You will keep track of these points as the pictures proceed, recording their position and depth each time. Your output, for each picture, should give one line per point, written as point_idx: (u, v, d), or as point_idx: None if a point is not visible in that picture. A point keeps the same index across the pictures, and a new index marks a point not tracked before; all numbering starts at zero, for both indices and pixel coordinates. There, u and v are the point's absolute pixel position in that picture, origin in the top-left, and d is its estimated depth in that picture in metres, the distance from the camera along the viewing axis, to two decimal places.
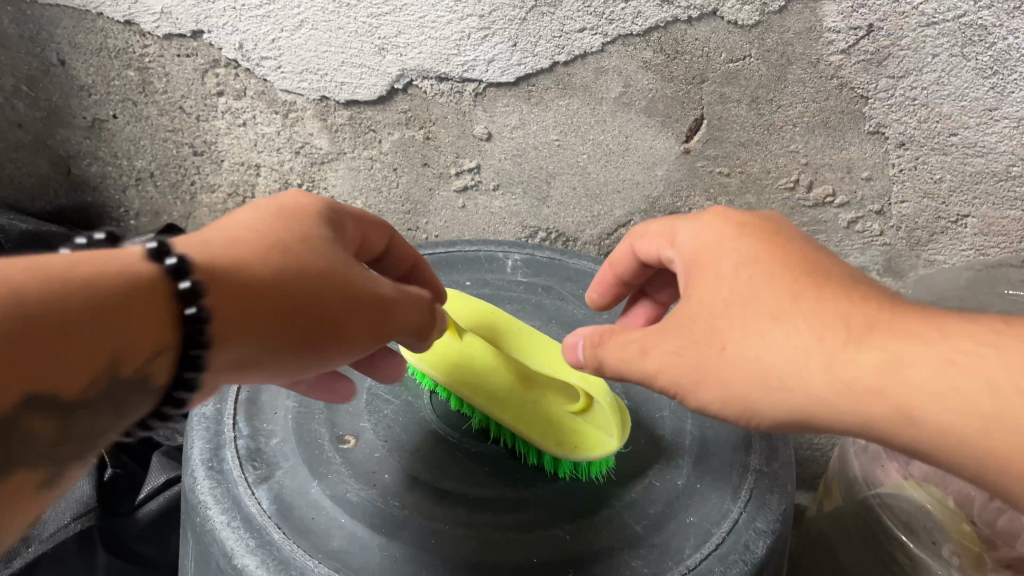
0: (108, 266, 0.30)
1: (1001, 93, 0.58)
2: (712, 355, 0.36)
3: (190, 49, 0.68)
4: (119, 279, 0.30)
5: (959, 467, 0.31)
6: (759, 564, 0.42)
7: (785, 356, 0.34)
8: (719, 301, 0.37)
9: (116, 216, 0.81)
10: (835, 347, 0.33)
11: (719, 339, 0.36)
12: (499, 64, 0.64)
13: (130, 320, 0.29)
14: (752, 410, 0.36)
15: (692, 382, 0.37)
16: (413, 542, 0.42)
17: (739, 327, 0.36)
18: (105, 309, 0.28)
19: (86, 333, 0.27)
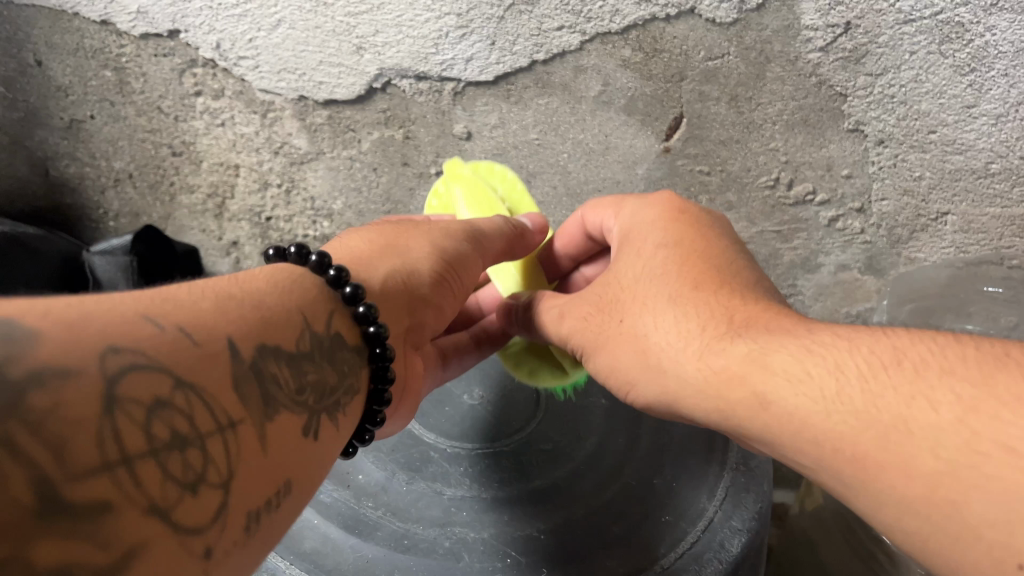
0: (268, 275, 0.35)
1: (978, 90, 0.58)
2: (613, 330, 0.43)
3: (168, 49, 0.67)
4: (273, 280, 0.35)
5: (836, 475, 0.31)
6: (734, 562, 0.43)
7: (672, 341, 0.39)
8: (630, 284, 0.43)
9: (95, 218, 0.80)
10: (712, 340, 0.37)
11: (635, 332, 0.41)
12: (478, 63, 0.64)
13: (298, 302, 0.34)
14: (633, 383, 0.41)
15: (595, 354, 0.44)
16: (387, 543, 0.42)
17: (636, 307, 0.42)
18: (275, 300, 0.33)
19: (274, 317, 0.32)
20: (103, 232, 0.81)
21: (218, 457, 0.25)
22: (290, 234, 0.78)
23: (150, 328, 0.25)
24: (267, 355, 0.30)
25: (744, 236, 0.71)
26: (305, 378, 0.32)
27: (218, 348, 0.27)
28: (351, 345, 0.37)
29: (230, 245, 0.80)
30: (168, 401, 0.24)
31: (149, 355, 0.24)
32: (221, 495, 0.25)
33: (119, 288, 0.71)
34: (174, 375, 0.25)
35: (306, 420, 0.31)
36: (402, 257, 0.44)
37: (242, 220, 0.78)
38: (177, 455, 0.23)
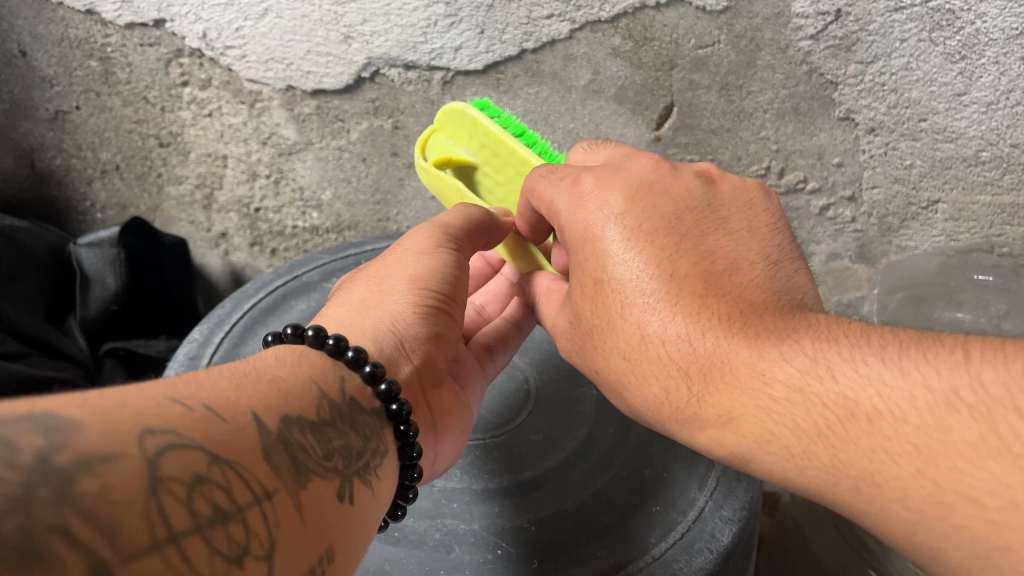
0: (276, 353, 0.35)
1: (969, 78, 0.58)
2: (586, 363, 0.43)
3: (153, 38, 0.66)
4: (282, 355, 0.35)
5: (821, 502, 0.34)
6: (726, 553, 0.42)
7: (636, 384, 0.40)
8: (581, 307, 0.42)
9: (83, 209, 0.80)
10: (672, 386, 0.38)
11: (595, 338, 0.41)
12: (467, 52, 0.63)
13: (310, 374, 0.34)
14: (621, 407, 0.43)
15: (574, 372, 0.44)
16: (377, 535, 0.42)
17: (596, 338, 0.41)
18: (288, 373, 0.33)
19: (292, 391, 0.32)
20: (91, 224, 0.81)
21: (259, 527, 0.24)
22: (280, 225, 0.78)
23: (180, 409, 0.25)
24: (292, 426, 0.29)
25: None
26: (332, 445, 0.31)
27: (245, 423, 0.27)
28: (367, 407, 0.36)
29: (218, 236, 0.80)
30: (205, 478, 0.24)
31: (183, 433, 0.24)
32: (268, 567, 0.24)
33: (107, 281, 0.71)
34: (208, 452, 0.25)
35: (340, 487, 0.30)
36: (379, 309, 0.42)
37: (231, 212, 0.78)
38: (221, 530, 0.23)
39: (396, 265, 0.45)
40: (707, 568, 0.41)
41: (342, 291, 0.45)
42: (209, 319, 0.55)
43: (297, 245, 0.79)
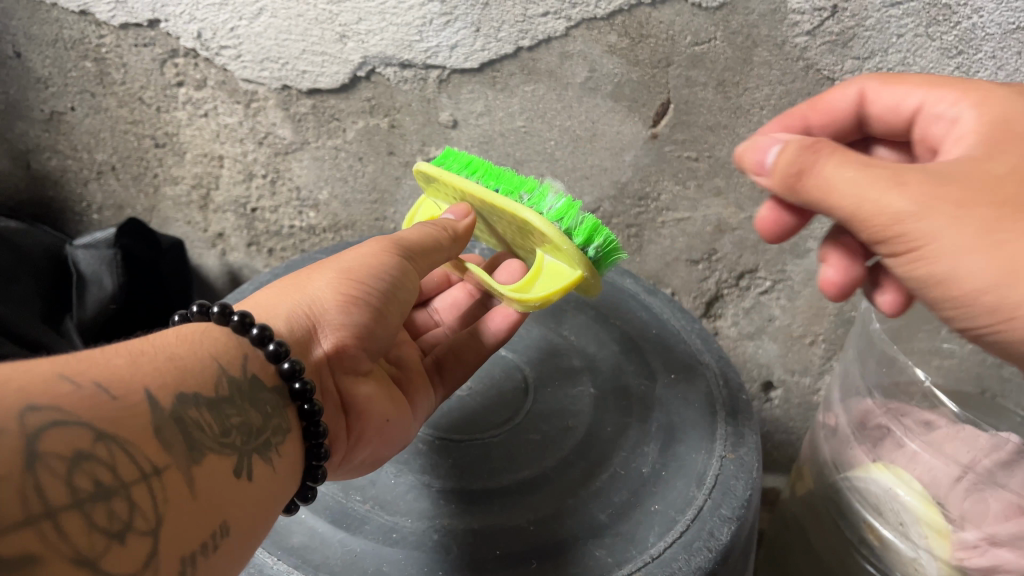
0: (181, 330, 0.36)
1: (966, 73, 0.58)
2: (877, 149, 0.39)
3: (148, 39, 0.66)
4: (187, 332, 0.36)
5: None
6: (724, 551, 0.42)
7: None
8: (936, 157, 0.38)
9: (79, 211, 0.79)
10: None
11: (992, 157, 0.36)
12: (463, 50, 0.63)
13: (214, 351, 0.35)
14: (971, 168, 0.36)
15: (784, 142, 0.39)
16: (375, 537, 0.42)
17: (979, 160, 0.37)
18: (188, 350, 0.34)
19: (191, 367, 0.33)
20: (88, 225, 0.80)
21: (145, 504, 0.26)
22: (276, 225, 0.78)
23: (66, 385, 0.27)
24: (186, 402, 0.31)
25: (733, 222, 0.70)
26: (231, 421, 0.33)
27: (136, 400, 0.29)
28: (272, 387, 0.37)
29: (216, 237, 0.80)
30: (88, 454, 0.25)
31: (67, 411, 0.26)
32: (152, 540, 0.26)
33: (104, 282, 0.72)
34: (93, 430, 0.26)
35: (236, 461, 0.32)
36: (303, 293, 0.43)
37: (227, 212, 0.77)
38: (101, 505, 0.25)
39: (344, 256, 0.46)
40: (705, 567, 0.41)
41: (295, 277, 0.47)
42: None
43: (294, 245, 0.79)
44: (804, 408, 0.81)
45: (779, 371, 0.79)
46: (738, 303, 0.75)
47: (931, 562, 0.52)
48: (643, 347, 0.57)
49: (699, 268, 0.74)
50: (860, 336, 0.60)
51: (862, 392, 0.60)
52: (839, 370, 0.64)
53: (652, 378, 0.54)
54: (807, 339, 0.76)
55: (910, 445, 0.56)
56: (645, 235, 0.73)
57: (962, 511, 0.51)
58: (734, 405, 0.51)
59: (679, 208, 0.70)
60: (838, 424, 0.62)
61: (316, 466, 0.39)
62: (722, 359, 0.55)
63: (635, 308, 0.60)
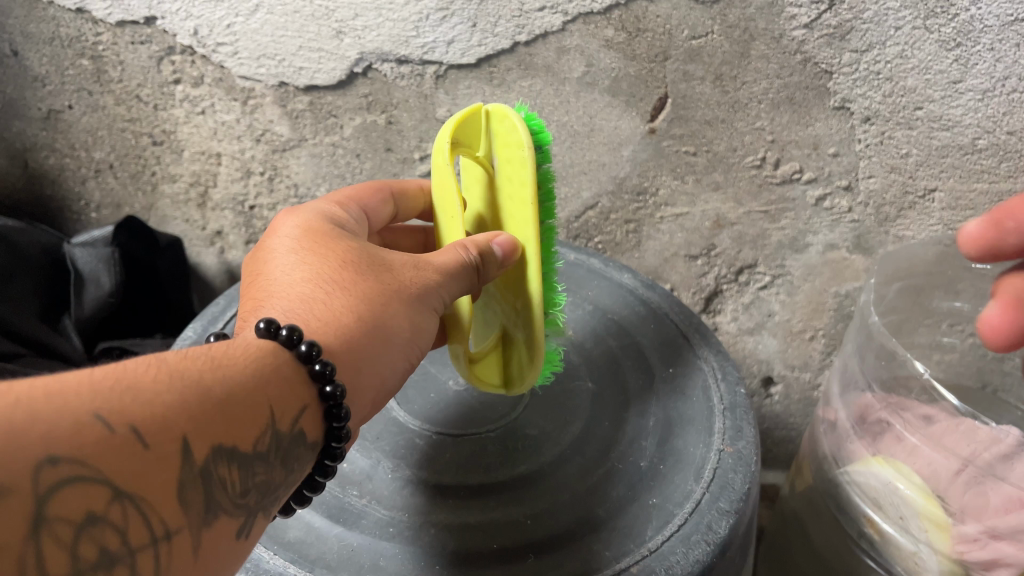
0: (252, 355, 0.34)
1: (965, 65, 0.58)
2: None
3: (145, 36, 0.67)
4: (255, 360, 0.33)
5: None
6: (722, 544, 0.42)
7: None
8: None
9: (77, 210, 0.79)
10: None
11: None
12: (460, 46, 0.63)
13: (271, 394, 0.33)
14: None
15: None
16: (372, 532, 0.42)
17: None
18: (249, 389, 0.32)
19: (245, 408, 0.31)
20: (86, 224, 0.80)
21: (145, 572, 0.26)
22: None
23: (100, 429, 0.26)
24: (220, 457, 0.29)
25: (732, 216, 0.70)
26: (257, 479, 0.31)
27: (169, 453, 0.27)
28: (312, 440, 0.35)
29: (214, 235, 0.80)
30: (100, 516, 0.25)
31: (90, 464, 0.25)
32: None
33: (101, 281, 0.71)
34: (114, 487, 0.25)
35: (247, 522, 0.31)
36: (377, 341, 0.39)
37: (225, 210, 0.77)
38: (100, 575, 0.24)
39: (404, 282, 0.42)
40: (703, 560, 0.41)
41: (316, 256, 0.42)
42: (203, 317, 0.55)
43: None
44: (805, 403, 0.80)
45: (779, 367, 0.78)
46: (738, 299, 0.75)
47: (932, 557, 0.52)
48: (641, 342, 0.57)
49: (698, 263, 0.74)
50: (859, 330, 0.60)
51: (861, 387, 0.60)
52: (838, 364, 0.64)
53: (650, 373, 0.54)
54: (806, 334, 0.75)
55: (910, 439, 0.56)
56: (644, 231, 0.73)
57: (962, 504, 0.51)
58: (733, 399, 0.51)
59: (677, 203, 0.70)
60: (837, 418, 0.62)
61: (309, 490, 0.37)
62: (721, 354, 0.55)
63: (633, 303, 0.60)
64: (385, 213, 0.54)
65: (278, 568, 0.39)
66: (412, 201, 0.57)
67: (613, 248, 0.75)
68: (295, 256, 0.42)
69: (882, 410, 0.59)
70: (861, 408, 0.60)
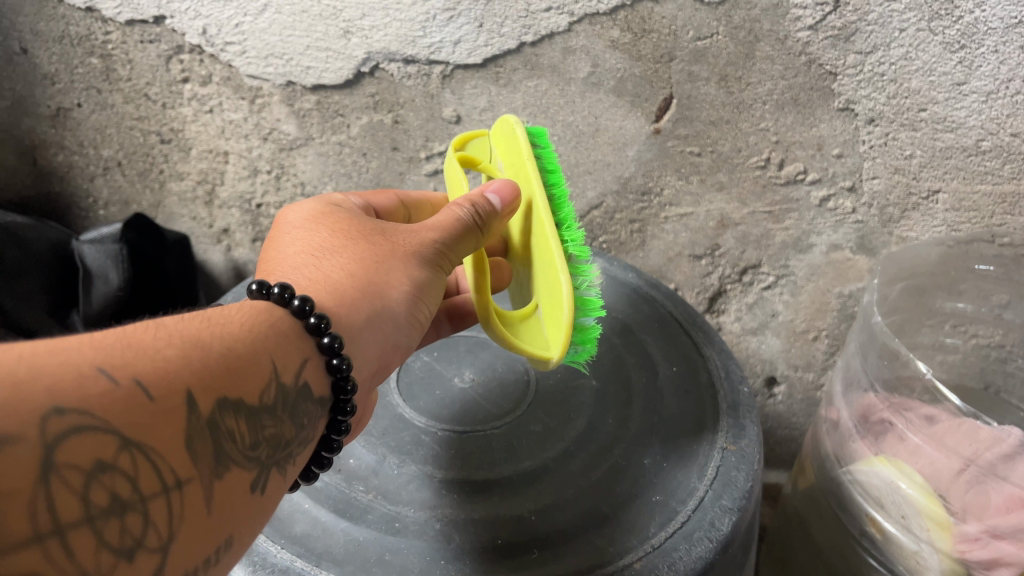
0: (247, 316, 0.34)
1: (969, 67, 0.58)
2: None
3: (153, 35, 0.67)
4: (250, 322, 0.34)
5: None
6: (724, 542, 0.42)
7: None
8: None
9: (85, 207, 0.80)
10: None
11: None
12: (466, 46, 0.64)
13: (270, 350, 0.33)
14: None
15: None
16: (377, 526, 0.42)
17: None
18: (247, 347, 0.32)
19: (243, 365, 0.31)
20: (93, 221, 0.81)
21: (159, 519, 0.25)
22: None
23: (103, 381, 0.25)
24: (225, 410, 0.29)
25: (736, 217, 0.70)
26: (263, 432, 0.32)
27: (174, 404, 0.27)
28: (318, 395, 0.36)
29: (220, 232, 0.80)
30: (111, 465, 0.24)
31: (96, 414, 0.24)
32: (158, 560, 0.25)
33: (110, 277, 0.72)
34: (122, 436, 0.25)
35: (256, 476, 0.31)
36: (376, 298, 0.40)
37: (232, 208, 0.78)
38: (114, 522, 0.23)
39: (401, 245, 0.43)
40: (705, 557, 0.41)
41: (318, 231, 0.44)
42: None
43: None
44: (808, 403, 0.81)
45: (782, 367, 0.79)
46: (741, 299, 0.75)
47: (933, 556, 0.52)
48: (644, 339, 0.57)
49: (702, 263, 0.74)
50: (861, 330, 0.60)
51: (865, 387, 0.61)
52: (841, 364, 0.64)
53: (654, 371, 0.54)
54: (810, 334, 0.76)
55: (912, 438, 0.56)
56: (649, 230, 0.73)
57: (964, 503, 0.51)
58: (735, 398, 0.52)
59: (681, 203, 0.70)
60: (840, 417, 0.63)
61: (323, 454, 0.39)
62: (724, 353, 0.55)
63: (637, 301, 0.61)
64: (398, 218, 0.54)
65: (285, 562, 0.40)
66: (420, 212, 0.57)
67: (617, 247, 0.75)
68: (302, 231, 0.44)
69: (886, 410, 0.59)
70: (864, 408, 0.61)
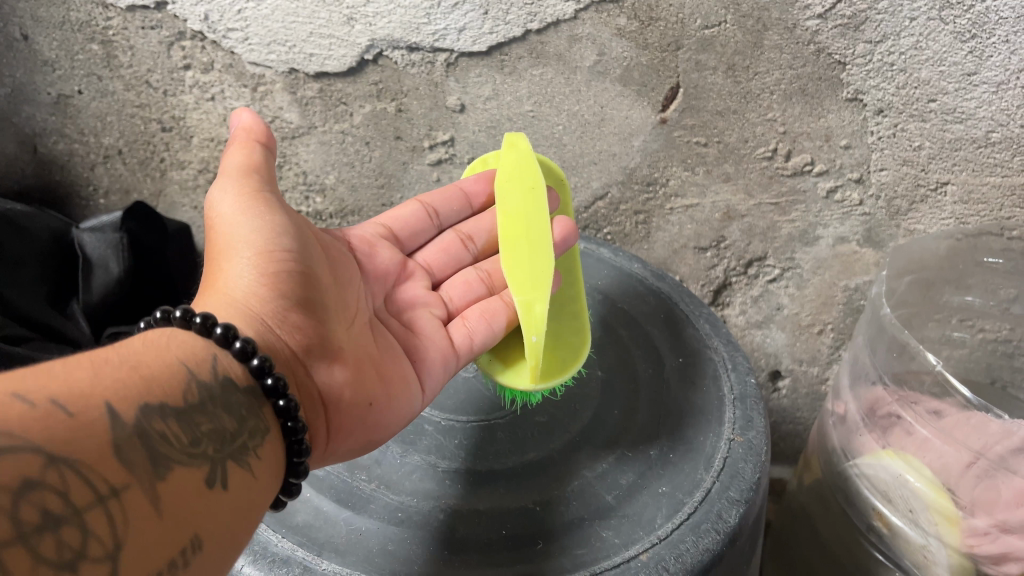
0: (147, 336, 0.35)
1: (979, 57, 0.57)
2: None
3: (155, 21, 0.67)
4: (151, 340, 0.35)
5: None
6: (732, 533, 0.42)
7: None
8: None
9: (85, 195, 0.79)
10: None
11: None
12: (471, 33, 0.63)
13: (179, 357, 0.35)
14: None
15: None
16: (380, 516, 0.42)
17: None
18: (154, 358, 0.33)
19: (157, 376, 0.32)
20: (93, 210, 0.80)
21: (102, 528, 0.25)
22: None
23: (19, 406, 0.26)
24: (150, 416, 0.30)
25: (742, 208, 0.69)
26: (200, 430, 0.32)
27: (93, 418, 0.28)
28: (243, 386, 0.37)
29: None
30: (39, 481, 0.24)
31: (14, 435, 0.25)
32: (111, 566, 0.25)
33: (110, 267, 0.71)
34: (45, 453, 0.25)
35: (208, 471, 0.31)
36: (224, 285, 0.41)
37: None
38: (49, 537, 0.23)
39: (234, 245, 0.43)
40: (713, 549, 0.40)
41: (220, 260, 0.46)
42: None
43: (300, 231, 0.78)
44: (813, 397, 0.80)
45: (787, 361, 0.78)
46: (746, 291, 0.75)
47: (941, 550, 0.51)
48: (651, 330, 0.56)
49: (707, 255, 0.73)
50: (870, 322, 0.60)
51: (874, 380, 0.60)
52: (848, 357, 0.64)
53: (660, 362, 0.54)
54: (815, 328, 0.75)
55: (921, 431, 0.56)
56: (654, 222, 0.72)
57: (973, 497, 0.51)
58: (743, 390, 0.51)
59: (687, 194, 0.70)
60: (847, 411, 0.62)
61: (298, 462, 0.38)
62: (730, 344, 0.55)
63: (643, 292, 0.60)
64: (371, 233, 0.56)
65: (286, 552, 0.39)
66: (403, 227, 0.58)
67: (622, 239, 0.74)
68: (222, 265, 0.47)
69: (894, 403, 0.58)
70: (872, 400, 0.60)
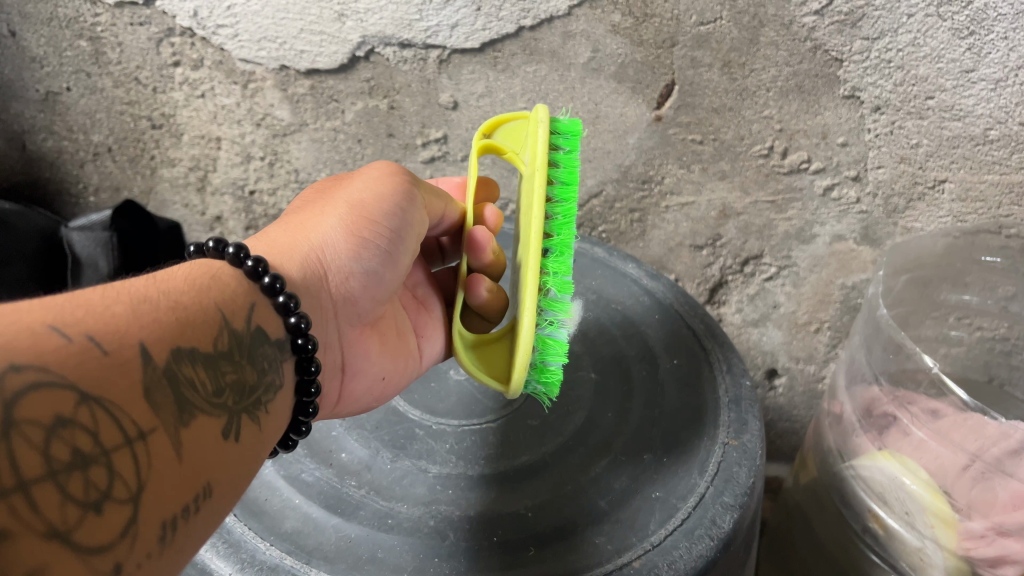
0: (187, 273, 0.34)
1: (977, 54, 0.57)
2: None
3: (144, 17, 0.66)
4: (193, 275, 0.34)
5: None
6: (726, 539, 0.41)
7: None
8: None
9: (74, 193, 0.78)
10: None
11: None
12: (463, 29, 0.62)
13: (216, 299, 0.33)
14: None
15: None
16: (370, 523, 0.41)
17: None
18: (192, 297, 0.32)
19: (193, 317, 0.31)
20: (83, 207, 0.79)
21: (126, 471, 0.25)
22: (274, 209, 0.76)
23: (56, 339, 0.25)
24: (182, 358, 0.29)
25: (738, 206, 0.69)
26: (224, 380, 0.31)
27: (130, 355, 0.27)
28: (275, 338, 0.36)
29: (214, 220, 0.78)
30: (71, 419, 0.23)
31: (51, 369, 0.24)
32: (132, 509, 0.24)
33: (100, 265, 0.72)
34: (78, 390, 0.24)
35: (224, 423, 0.31)
36: (313, 235, 0.42)
37: (225, 194, 0.76)
38: (77, 476, 0.23)
39: (350, 196, 0.44)
40: (707, 555, 0.40)
41: (318, 189, 0.48)
42: None
43: None
44: (809, 395, 0.79)
45: (783, 359, 0.77)
46: (742, 290, 0.74)
47: (938, 553, 0.51)
48: (646, 331, 0.56)
49: (703, 254, 0.73)
50: (866, 322, 0.59)
51: (868, 379, 0.59)
52: (844, 357, 0.63)
53: (654, 364, 0.53)
54: (811, 326, 0.74)
55: (916, 433, 0.55)
56: (649, 220, 0.72)
57: (969, 500, 0.50)
58: (738, 393, 0.50)
59: (682, 192, 0.69)
60: (843, 411, 0.61)
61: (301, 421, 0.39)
62: (725, 345, 0.54)
63: (637, 293, 0.59)
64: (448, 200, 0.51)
65: (274, 560, 0.39)
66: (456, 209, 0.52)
67: (617, 237, 0.74)
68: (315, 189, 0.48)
69: (889, 403, 0.58)
70: (868, 400, 0.60)
